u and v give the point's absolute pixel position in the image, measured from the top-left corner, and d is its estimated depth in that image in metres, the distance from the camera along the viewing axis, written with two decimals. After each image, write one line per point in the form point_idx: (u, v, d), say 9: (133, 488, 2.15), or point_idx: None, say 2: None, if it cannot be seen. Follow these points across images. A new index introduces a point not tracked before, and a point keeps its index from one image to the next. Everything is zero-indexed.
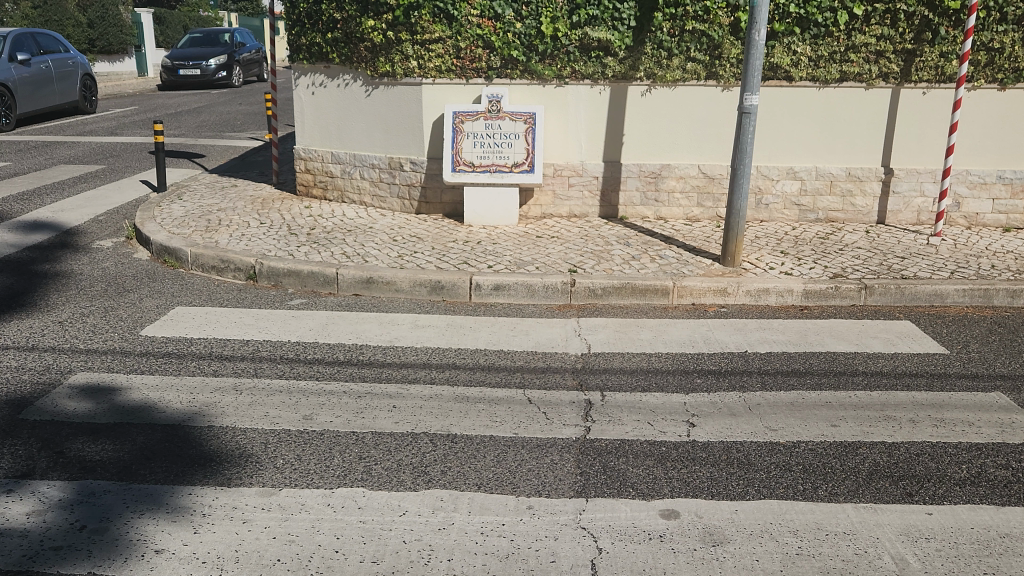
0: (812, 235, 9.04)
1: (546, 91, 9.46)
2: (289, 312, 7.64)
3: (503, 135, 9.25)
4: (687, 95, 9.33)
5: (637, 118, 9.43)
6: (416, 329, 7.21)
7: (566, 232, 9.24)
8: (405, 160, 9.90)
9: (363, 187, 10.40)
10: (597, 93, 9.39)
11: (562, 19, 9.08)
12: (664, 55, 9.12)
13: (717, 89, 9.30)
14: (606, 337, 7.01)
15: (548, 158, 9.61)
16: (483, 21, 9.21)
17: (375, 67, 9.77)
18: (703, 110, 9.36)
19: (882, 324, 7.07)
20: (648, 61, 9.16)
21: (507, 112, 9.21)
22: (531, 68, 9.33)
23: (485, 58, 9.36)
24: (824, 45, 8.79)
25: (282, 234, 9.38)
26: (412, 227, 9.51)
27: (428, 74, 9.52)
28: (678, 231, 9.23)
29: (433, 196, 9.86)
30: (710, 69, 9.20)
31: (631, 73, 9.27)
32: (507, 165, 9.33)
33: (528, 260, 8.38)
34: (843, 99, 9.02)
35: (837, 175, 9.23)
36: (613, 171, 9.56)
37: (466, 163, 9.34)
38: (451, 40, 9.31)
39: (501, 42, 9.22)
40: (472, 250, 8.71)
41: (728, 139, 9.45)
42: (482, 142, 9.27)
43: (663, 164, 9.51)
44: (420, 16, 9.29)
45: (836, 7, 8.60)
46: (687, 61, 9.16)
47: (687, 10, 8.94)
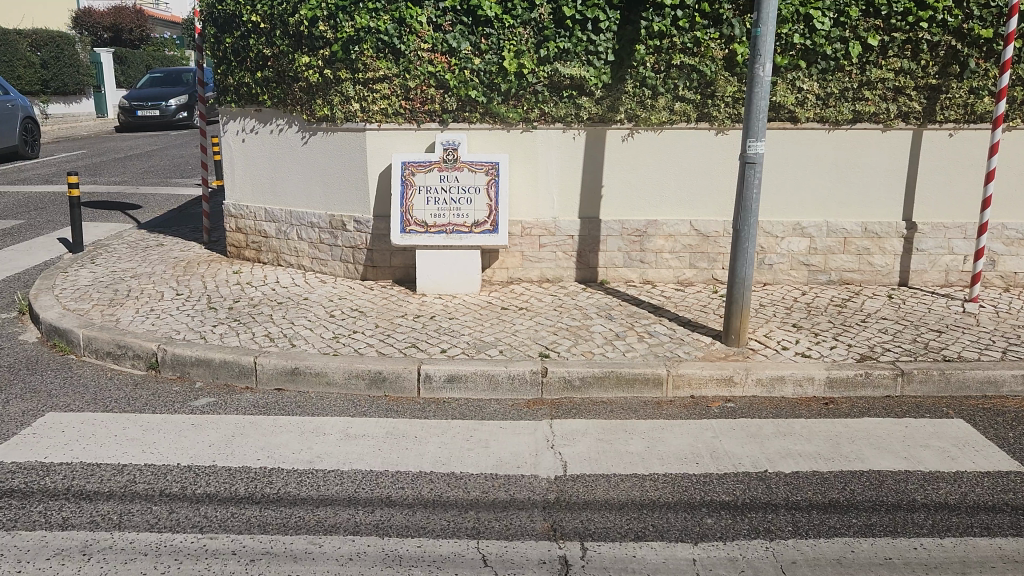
0: (826, 303, 7.69)
1: (510, 137, 8.11)
2: (189, 416, 6.09)
3: (460, 189, 7.93)
4: (673, 139, 8.01)
5: (617, 167, 8.09)
6: (344, 442, 5.68)
7: (538, 302, 7.81)
8: (348, 219, 8.46)
9: (302, 249, 8.94)
10: (570, 139, 8.06)
11: (528, 53, 7.75)
12: (647, 94, 7.81)
13: (708, 133, 7.98)
14: (586, 450, 5.52)
15: (515, 215, 8.24)
16: (436, 57, 7.88)
17: (312, 111, 8.37)
18: (692, 156, 8.04)
19: (929, 426, 5.66)
20: (629, 101, 7.84)
21: (465, 162, 7.92)
22: (493, 110, 7.97)
23: (439, 99, 8.00)
24: (835, 81, 7.58)
25: (198, 309, 7.84)
26: (355, 298, 8.03)
27: (372, 118, 8.11)
28: (669, 300, 7.84)
29: (380, 260, 8.40)
30: (701, 110, 7.89)
31: (608, 115, 7.93)
32: (466, 225, 7.94)
33: (491, 341, 6.91)
34: (854, 143, 7.80)
35: (851, 232, 7.96)
36: (590, 229, 8.18)
37: (417, 222, 7.96)
38: (398, 80, 7.95)
39: (457, 81, 7.88)
40: (425, 328, 7.24)
41: (723, 191, 8.10)
42: (435, 198, 7.94)
43: (649, 220, 8.14)
44: (360, 51, 7.89)
45: (848, 38, 7.41)
46: (675, 100, 7.85)
47: (674, 42, 7.62)
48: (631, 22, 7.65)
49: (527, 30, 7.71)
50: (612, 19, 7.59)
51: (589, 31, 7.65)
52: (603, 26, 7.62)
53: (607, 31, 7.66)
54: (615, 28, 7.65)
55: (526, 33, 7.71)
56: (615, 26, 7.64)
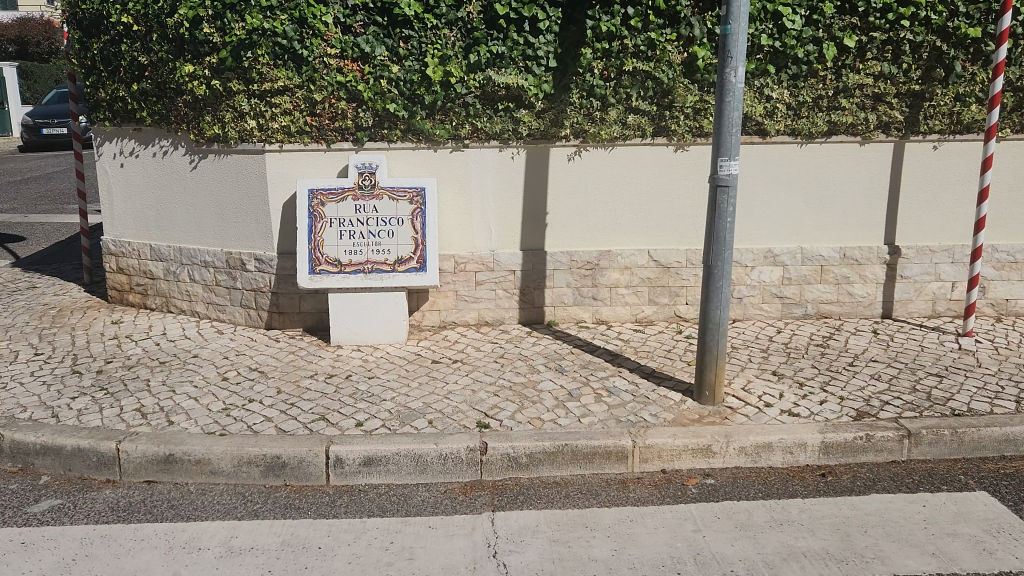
0: (805, 342, 6.71)
1: (437, 157, 6.90)
2: (20, 531, 4.65)
3: (380, 221, 6.71)
4: (626, 157, 6.94)
5: (562, 190, 7.00)
6: (223, 563, 4.35)
7: (475, 353, 6.62)
8: (248, 257, 7.13)
9: (194, 293, 7.55)
10: (507, 158, 6.92)
11: (454, 58, 6.56)
12: (596, 106, 6.74)
13: (666, 149, 6.93)
14: (537, 558, 4.32)
15: (446, 248, 7.06)
16: (345, 64, 6.61)
17: (200, 130, 7.03)
18: (648, 177, 6.99)
19: (951, 503, 4.65)
20: (575, 114, 6.76)
21: (384, 189, 6.71)
22: (415, 127, 6.75)
23: (350, 113, 6.72)
24: (807, 88, 6.67)
25: (57, 375, 6.38)
26: (255, 354, 6.69)
27: (272, 138, 6.80)
28: (627, 344, 6.74)
29: (287, 305, 7.08)
30: (657, 123, 6.84)
31: (550, 131, 6.82)
32: (387, 263, 6.70)
33: (418, 408, 5.68)
34: (828, 159, 6.89)
35: (828, 259, 7.06)
36: (534, 263, 7.06)
37: (328, 261, 6.68)
38: (301, 92, 6.67)
39: (371, 92, 6.63)
40: (338, 392, 5.96)
41: (685, 215, 7.07)
42: (350, 231, 6.70)
43: (602, 251, 7.06)
44: (255, 58, 6.59)
45: (821, 39, 6.50)
46: (628, 112, 6.80)
47: (625, 44, 6.56)
48: (575, 22, 6.56)
49: (453, 31, 6.54)
50: (553, 18, 6.49)
51: (526, 33, 6.52)
52: (541, 26, 6.50)
53: (547, 33, 6.54)
54: (556, 28, 6.52)
55: (452, 35, 6.54)
56: (555, 26, 6.52)
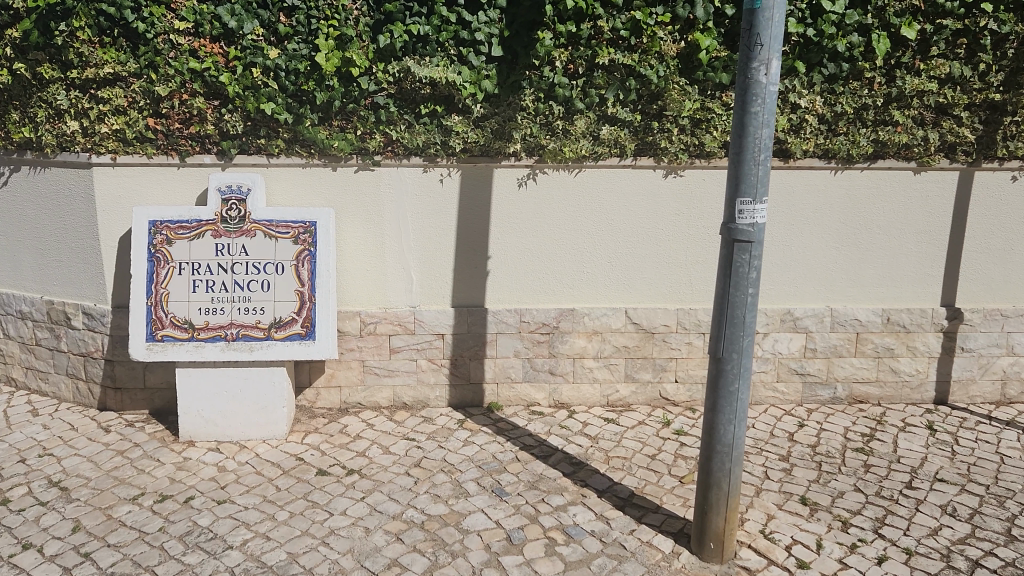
0: (840, 446, 4.88)
1: (336, 179, 4.98)
2: None
3: (251, 267, 4.76)
4: (596, 184, 5.07)
5: (509, 227, 5.11)
6: None
7: (381, 455, 4.69)
8: (73, 310, 5.14)
9: (8, 354, 5.51)
10: (434, 182, 5.02)
11: (356, 40, 4.63)
12: (557, 112, 4.87)
13: (650, 174, 5.07)
14: None
15: (350, 303, 5.15)
16: (199, 44, 4.63)
17: (5, 133, 5.02)
18: (626, 210, 5.12)
19: None
20: (528, 123, 4.87)
21: (258, 222, 4.77)
22: (304, 135, 4.81)
23: (211, 115, 4.75)
24: (848, 94, 4.91)
25: None
26: (67, 454, 4.68)
27: (100, 146, 4.78)
28: (596, 443, 4.87)
29: (125, 379, 5.09)
30: (639, 138, 4.97)
31: (492, 145, 4.91)
32: (259, 327, 4.73)
33: (277, 564, 3.72)
34: (870, 192, 5.13)
35: (865, 325, 5.29)
36: (471, 325, 5.18)
37: (174, 323, 4.69)
38: (139, 83, 4.68)
39: (239, 85, 4.67)
40: (165, 530, 3.98)
41: (676, 263, 5.20)
42: (207, 281, 4.73)
43: (563, 309, 5.19)
44: (70, 32, 4.59)
45: (871, 27, 4.75)
46: (601, 122, 4.93)
47: (600, 26, 4.70)
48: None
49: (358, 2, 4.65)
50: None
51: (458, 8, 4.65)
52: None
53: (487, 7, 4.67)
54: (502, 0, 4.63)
55: (356, 8, 4.64)
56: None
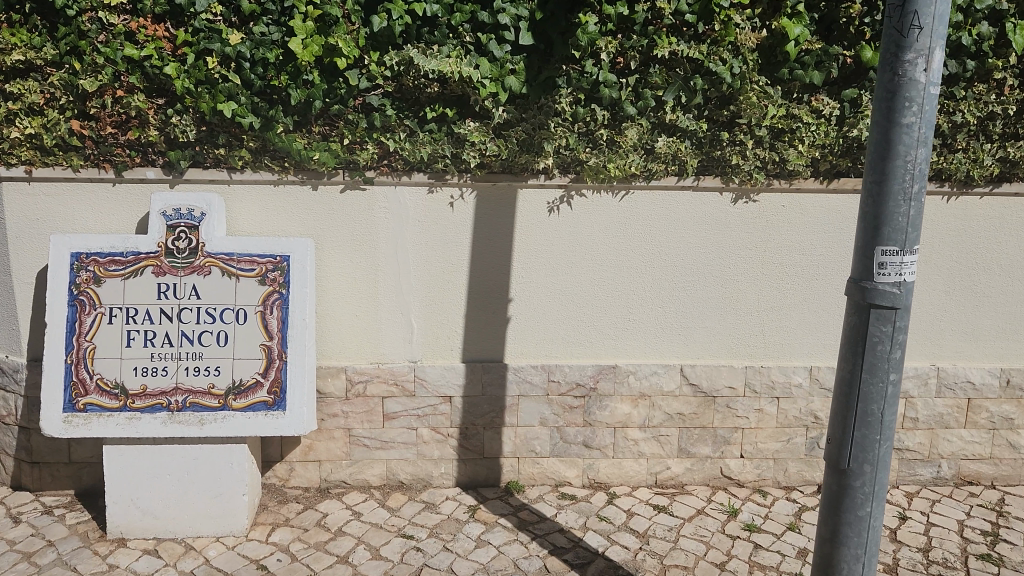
0: (958, 550, 3.76)
1: (317, 201, 3.92)
2: None
3: (203, 314, 3.67)
4: (647, 210, 4.01)
5: (535, 263, 4.06)
6: None
7: (367, 562, 3.56)
8: None
9: None
10: (441, 205, 3.97)
11: (339, 20, 3.53)
12: (601, 119, 3.79)
13: (714, 198, 4.01)
14: None
15: (333, 357, 4.08)
16: (137, 24, 3.53)
17: None
18: (683, 243, 4.06)
19: None
20: (564, 133, 3.80)
21: (213, 256, 3.69)
22: (274, 145, 3.73)
23: (153, 118, 3.65)
24: (971, 100, 3.85)
25: None
26: None
27: (9, 156, 3.68)
28: (647, 543, 3.78)
29: (45, 452, 3.99)
30: (703, 152, 3.91)
31: (517, 159, 3.83)
32: (213, 393, 3.65)
33: None
34: (991, 223, 4.08)
35: (979, 389, 4.23)
36: (486, 385, 4.11)
37: (101, 387, 3.61)
38: (59, 74, 3.57)
39: (190, 79, 3.57)
40: None
41: (744, 309, 4.14)
42: (146, 332, 3.65)
43: (602, 366, 4.13)
44: None
45: (1005, 15, 3.72)
46: (657, 132, 3.86)
47: (660, 8, 3.63)
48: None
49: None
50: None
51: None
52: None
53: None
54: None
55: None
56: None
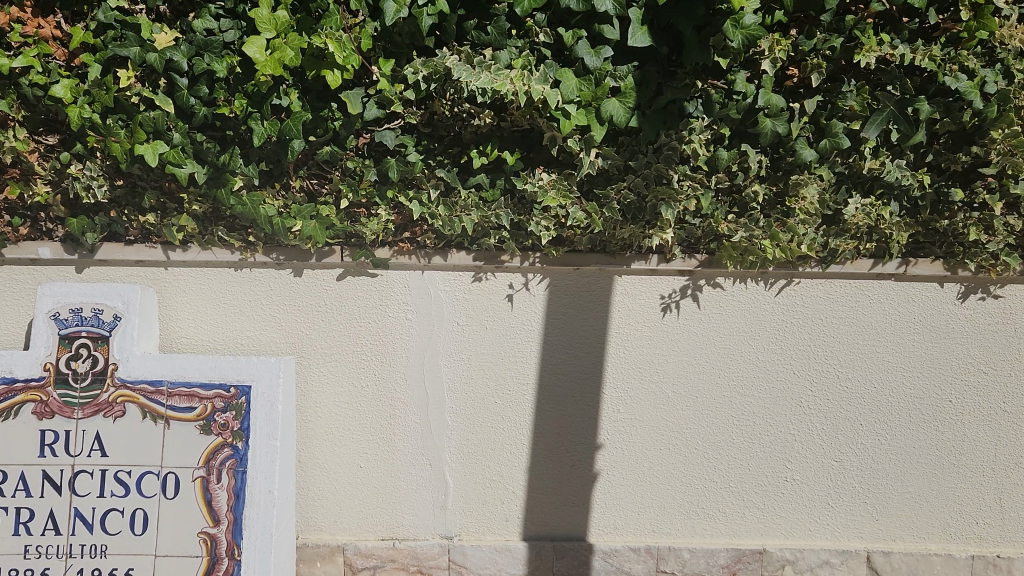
0: None
1: (305, 292, 2.55)
2: None
3: (108, 483, 2.28)
4: (820, 310, 2.54)
5: (639, 390, 2.60)
6: None
7: None
8: None
9: None
10: (494, 299, 2.56)
11: (335, 8, 2.14)
12: (757, 169, 2.32)
13: (929, 291, 2.52)
14: None
15: (326, 530, 2.65)
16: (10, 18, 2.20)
17: None
18: (877, 361, 2.57)
19: None
20: (694, 190, 2.34)
21: (129, 387, 2.31)
22: (231, 208, 2.35)
23: (41, 166, 2.32)
24: None
25: None
26: None
27: None
28: None
29: None
30: (918, 220, 2.42)
31: (616, 231, 2.40)
32: None
33: None
34: None
35: None
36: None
37: None
38: None
39: (93, 106, 2.22)
40: None
41: (971, 463, 2.61)
42: (19, 511, 2.27)
43: (744, 551, 2.62)
44: None
45: None
46: (846, 189, 2.37)
47: None
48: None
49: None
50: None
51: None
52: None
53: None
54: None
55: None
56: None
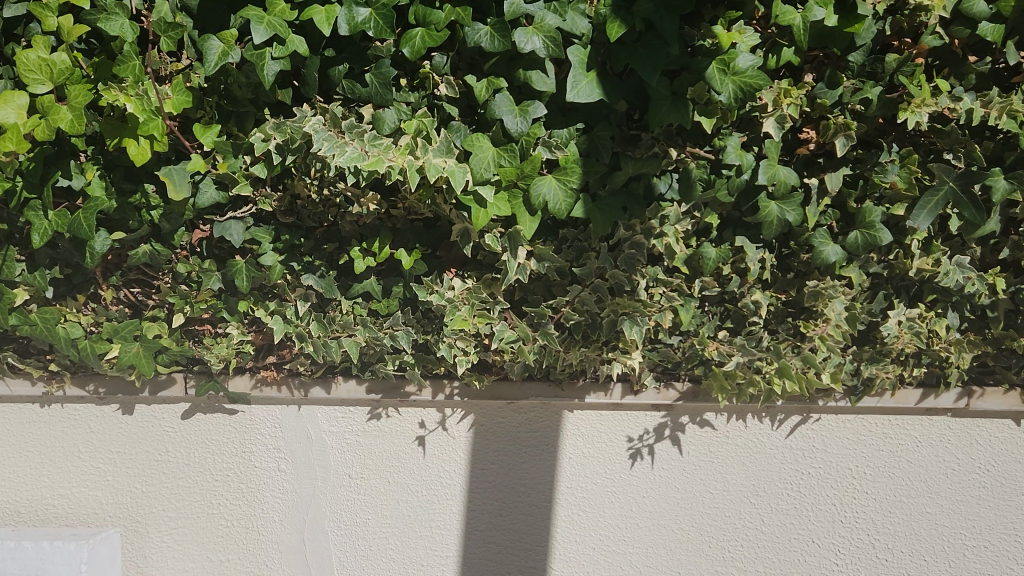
0: None
1: (140, 436, 1.86)
2: None
3: None
4: (849, 458, 1.84)
5: (602, 565, 1.92)
6: None
7: None
8: None
9: None
10: (398, 444, 1.86)
11: (130, 52, 1.45)
12: (757, 272, 1.64)
13: (1000, 434, 1.82)
14: None
15: None
16: None
17: None
18: (926, 525, 1.89)
19: None
20: (668, 300, 1.66)
21: None
22: (15, 330, 1.67)
23: None
24: None
25: None
26: None
27: None
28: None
29: None
30: (987, 337, 1.73)
31: (562, 356, 1.71)
32: None
33: None
34: None
35: None
36: None
37: None
38: None
39: None
40: None
41: None
42: None
43: None
44: None
45: None
46: (885, 298, 1.68)
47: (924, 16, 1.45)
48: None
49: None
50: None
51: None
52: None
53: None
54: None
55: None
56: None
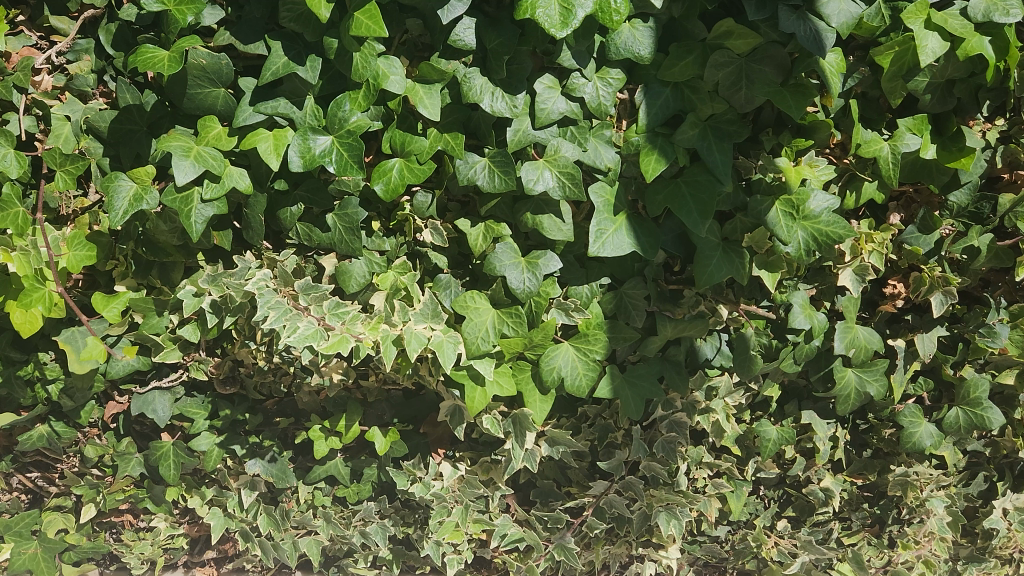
0: None
1: None
2: None
3: None
4: None
5: None
6: None
7: None
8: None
9: None
10: None
11: (12, 194, 1.10)
12: (827, 453, 1.31)
13: None
14: None
15: None
16: None
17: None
18: None
19: None
20: (716, 487, 1.32)
21: None
22: None
23: None
24: None
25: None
26: None
27: None
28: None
29: None
30: None
31: (581, 556, 1.36)
32: None
33: None
34: None
35: None
36: None
37: None
38: None
39: None
40: None
41: None
42: None
43: None
44: None
45: None
46: (983, 479, 1.35)
47: None
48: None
49: (61, 32, 1.13)
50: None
51: (462, 36, 1.06)
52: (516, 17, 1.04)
53: (569, 41, 1.07)
54: (649, 45, 1.09)
55: (54, 93, 1.14)
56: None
